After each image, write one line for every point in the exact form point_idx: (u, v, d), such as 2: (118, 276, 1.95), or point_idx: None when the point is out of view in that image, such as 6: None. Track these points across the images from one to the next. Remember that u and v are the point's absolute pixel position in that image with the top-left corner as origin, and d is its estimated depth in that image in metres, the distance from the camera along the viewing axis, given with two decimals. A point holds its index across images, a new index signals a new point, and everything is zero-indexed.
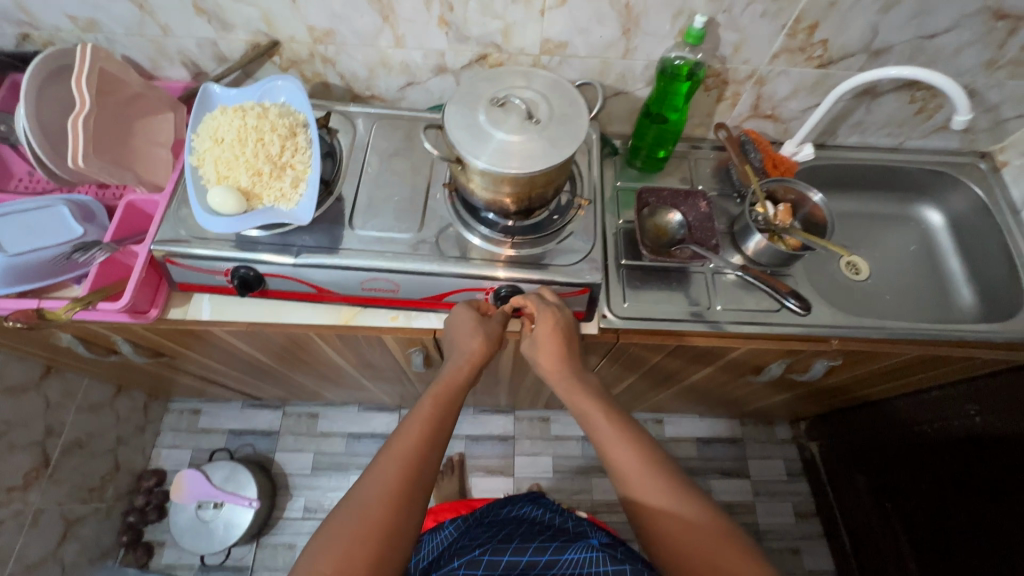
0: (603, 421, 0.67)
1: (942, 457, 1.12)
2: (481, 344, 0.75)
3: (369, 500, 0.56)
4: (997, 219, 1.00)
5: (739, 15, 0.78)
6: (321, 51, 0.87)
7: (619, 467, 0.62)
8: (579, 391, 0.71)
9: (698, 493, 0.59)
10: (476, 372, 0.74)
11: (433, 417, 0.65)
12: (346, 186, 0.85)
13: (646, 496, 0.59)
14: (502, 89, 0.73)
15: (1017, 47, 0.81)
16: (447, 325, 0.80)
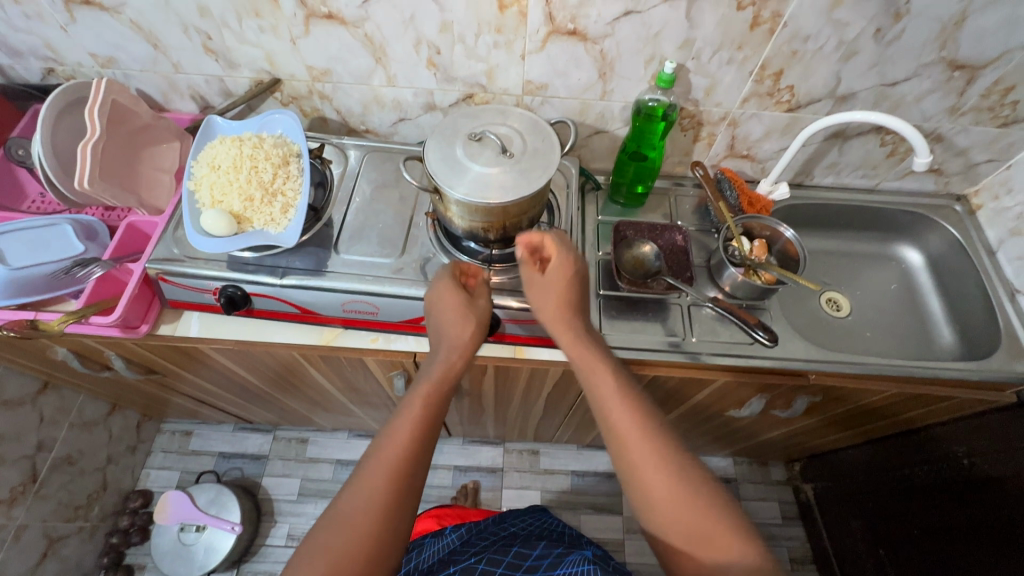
0: (615, 404, 0.60)
1: (936, 501, 1.08)
2: (474, 333, 0.66)
3: (351, 517, 0.52)
4: (974, 259, 1.01)
5: (707, 62, 0.83)
6: (319, 88, 0.93)
7: (628, 457, 0.57)
8: (586, 356, 0.64)
9: (711, 485, 0.55)
10: (469, 361, 0.66)
11: (422, 418, 0.59)
12: (335, 212, 0.90)
13: (655, 489, 0.54)
14: (479, 125, 0.78)
15: (976, 94, 0.85)
16: (429, 298, 0.71)
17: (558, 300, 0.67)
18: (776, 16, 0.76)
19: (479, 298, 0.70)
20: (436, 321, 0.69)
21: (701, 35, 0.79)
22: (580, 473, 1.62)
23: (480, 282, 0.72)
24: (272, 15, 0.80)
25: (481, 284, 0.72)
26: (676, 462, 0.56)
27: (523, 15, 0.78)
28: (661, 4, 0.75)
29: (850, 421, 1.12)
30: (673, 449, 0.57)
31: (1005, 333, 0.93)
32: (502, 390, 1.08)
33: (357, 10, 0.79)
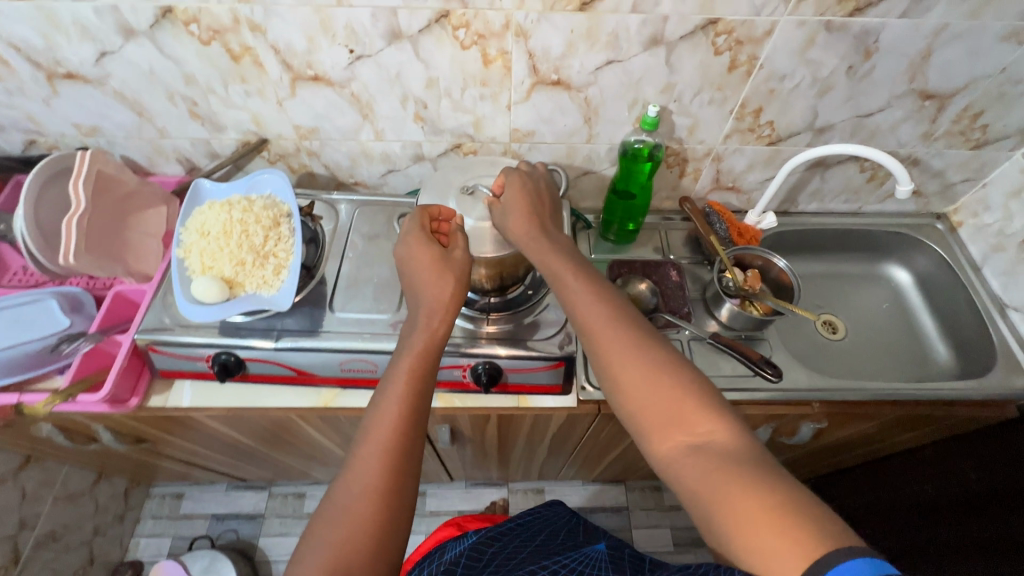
0: (586, 310, 0.62)
1: (963, 521, 0.97)
2: (453, 286, 0.65)
3: (348, 505, 0.53)
4: (961, 276, 1.03)
5: (689, 103, 0.85)
6: (307, 146, 0.93)
7: (602, 350, 0.60)
8: (550, 257, 0.67)
9: (677, 362, 0.58)
10: (454, 317, 0.65)
11: (408, 385, 0.59)
12: (328, 269, 0.89)
13: (628, 376, 0.57)
14: (471, 178, 0.79)
15: (948, 120, 0.89)
16: (400, 256, 0.68)
17: (524, 220, 0.69)
18: (752, 58, 0.78)
19: (454, 248, 0.68)
20: (410, 281, 0.67)
21: (681, 80, 0.81)
22: (588, 510, 1.59)
23: (454, 227, 0.70)
24: (258, 79, 0.81)
25: (455, 233, 0.69)
26: (646, 358, 0.58)
27: (507, 68, 0.79)
28: (642, 52, 0.77)
29: (860, 442, 1.10)
30: (642, 347, 0.59)
31: (1000, 348, 0.95)
32: (506, 436, 1.06)
33: (343, 72, 0.80)
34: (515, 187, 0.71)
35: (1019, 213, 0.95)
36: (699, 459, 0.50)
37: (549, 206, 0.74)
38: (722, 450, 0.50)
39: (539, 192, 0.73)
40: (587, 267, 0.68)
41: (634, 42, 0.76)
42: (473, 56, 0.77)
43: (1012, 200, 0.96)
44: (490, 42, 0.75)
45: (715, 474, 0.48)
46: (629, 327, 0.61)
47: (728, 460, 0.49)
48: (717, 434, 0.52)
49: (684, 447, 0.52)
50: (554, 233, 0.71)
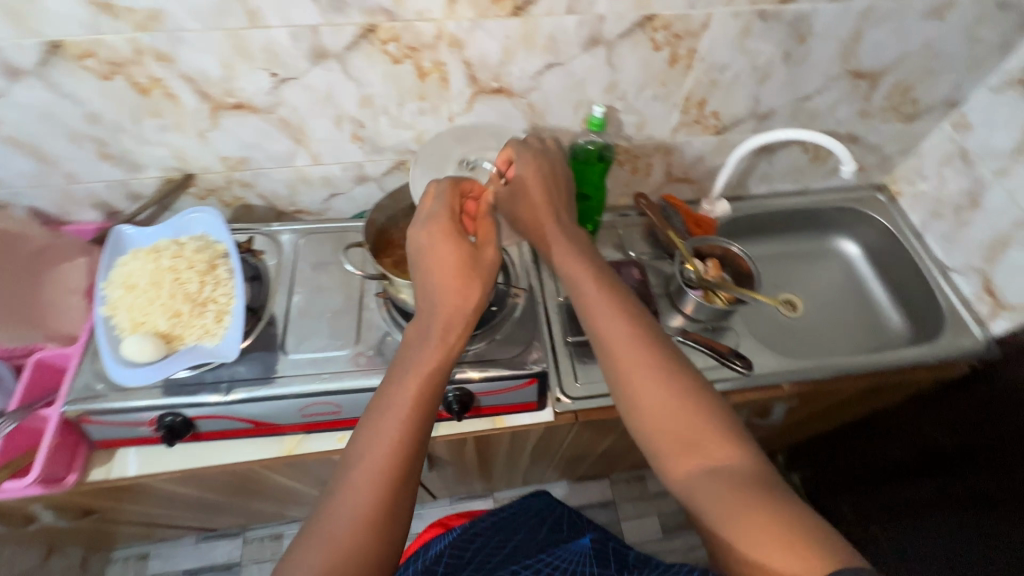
0: (608, 320, 0.60)
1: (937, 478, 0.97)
2: (469, 299, 0.59)
3: (336, 531, 0.48)
4: (905, 244, 1.07)
5: (634, 100, 0.84)
6: (238, 177, 0.87)
7: (619, 357, 0.58)
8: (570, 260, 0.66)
9: (697, 381, 0.56)
10: (466, 334, 0.60)
11: (411, 407, 0.54)
12: (276, 308, 0.83)
13: (646, 389, 0.55)
14: (473, 151, 0.76)
15: (881, 97, 0.91)
16: (419, 248, 0.61)
17: (547, 215, 0.69)
18: (691, 52, 0.78)
19: (482, 248, 0.61)
20: (423, 279, 0.61)
21: (624, 78, 0.80)
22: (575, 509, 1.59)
23: (483, 213, 0.62)
24: (174, 111, 0.74)
25: (485, 226, 0.62)
26: (665, 373, 0.56)
27: (445, 80, 0.75)
28: (582, 53, 0.75)
29: (827, 414, 1.14)
30: (663, 361, 0.57)
31: (947, 310, 0.99)
32: (485, 454, 1.03)
33: (269, 97, 0.74)
34: (532, 176, 0.69)
35: (952, 179, 0.99)
36: (715, 482, 0.49)
37: (566, 203, 0.71)
38: (740, 473, 0.48)
39: (556, 184, 0.70)
40: (609, 276, 0.65)
41: (574, 43, 0.73)
42: (406, 70, 0.73)
43: (945, 167, 1.00)
44: (423, 54, 0.71)
45: (732, 499, 0.47)
46: (649, 340, 0.58)
47: (747, 484, 0.47)
48: (737, 459, 0.50)
49: (699, 469, 0.50)
50: (570, 234, 0.69)
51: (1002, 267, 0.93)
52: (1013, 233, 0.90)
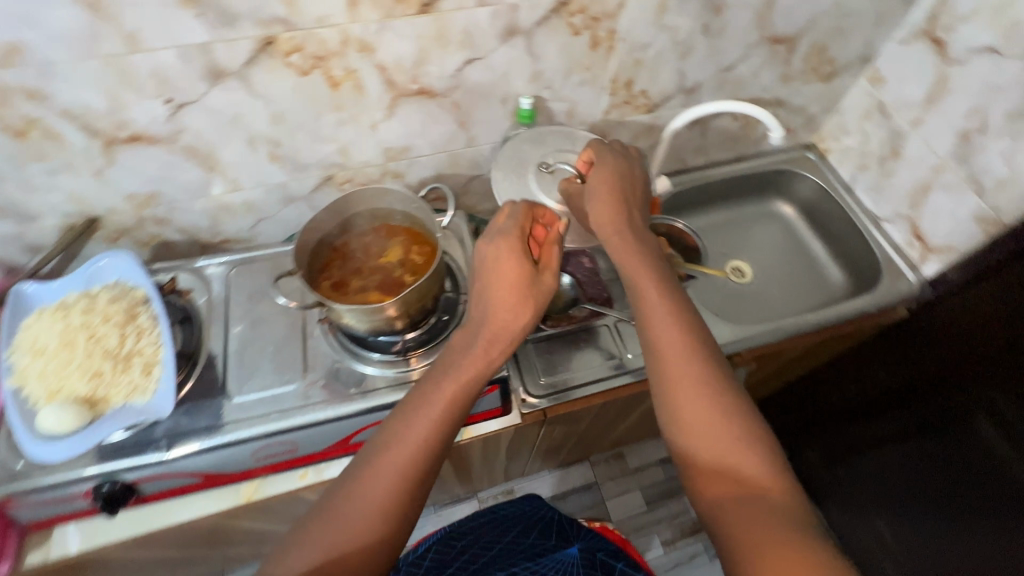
0: (660, 318, 0.59)
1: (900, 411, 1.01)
2: (516, 319, 0.59)
3: (347, 518, 0.49)
4: (837, 198, 1.11)
5: (561, 88, 0.82)
6: (150, 214, 0.80)
7: (662, 356, 0.57)
8: (631, 257, 0.64)
9: (746, 406, 0.53)
10: (508, 353, 0.60)
11: (442, 412, 0.55)
12: (212, 349, 0.77)
13: (682, 393, 0.54)
14: (548, 152, 0.78)
15: (799, 59, 0.92)
16: (481, 256, 0.62)
17: (610, 216, 0.67)
18: (611, 33, 0.76)
19: (544, 271, 0.62)
20: (479, 289, 0.62)
21: (548, 66, 0.77)
22: (560, 496, 1.60)
23: (552, 236, 0.64)
24: (61, 152, 0.67)
25: (551, 245, 0.63)
26: (714, 397, 0.53)
27: (360, 87, 0.71)
28: (500, 46, 0.72)
29: (784, 372, 1.18)
30: (712, 380, 0.54)
31: (882, 259, 1.04)
32: (460, 463, 1.01)
33: (167, 125, 0.67)
34: (602, 178, 0.69)
35: (874, 132, 1.02)
36: (747, 510, 0.47)
37: (640, 205, 0.70)
38: (776, 508, 0.46)
39: (632, 181, 0.70)
40: (673, 281, 0.63)
41: (490, 36, 0.70)
42: (316, 81, 0.68)
43: (866, 121, 1.03)
44: (332, 63, 0.67)
45: (761, 530, 0.45)
46: (704, 359, 0.56)
47: (781, 519, 0.45)
48: (780, 498, 0.47)
49: (732, 495, 0.48)
50: (640, 236, 0.66)
51: (926, 212, 0.96)
52: (932, 178, 0.93)
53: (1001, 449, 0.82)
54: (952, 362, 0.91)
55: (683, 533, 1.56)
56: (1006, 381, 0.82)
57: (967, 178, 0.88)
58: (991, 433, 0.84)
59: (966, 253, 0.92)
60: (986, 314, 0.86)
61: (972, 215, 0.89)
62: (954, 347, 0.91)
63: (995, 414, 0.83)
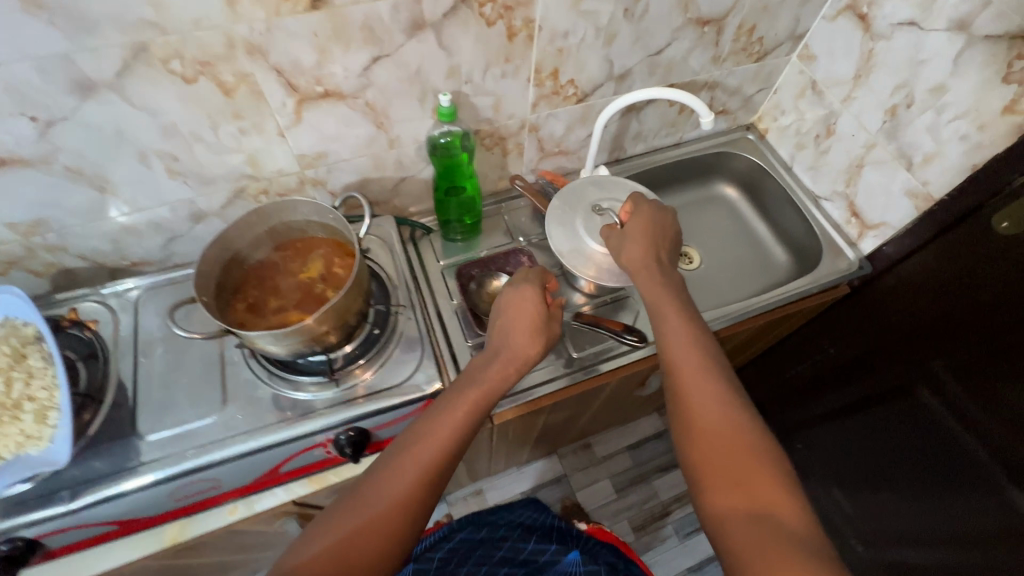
0: (679, 338, 0.68)
1: (850, 382, 1.10)
2: (538, 348, 0.68)
3: (373, 502, 0.54)
4: (776, 178, 1.10)
5: (482, 82, 0.78)
6: (40, 242, 0.72)
7: (676, 369, 0.65)
8: (659, 293, 0.73)
9: (759, 425, 0.58)
10: (521, 376, 0.67)
11: (465, 416, 0.61)
12: (120, 385, 0.71)
13: (699, 405, 0.61)
14: (605, 199, 0.92)
15: (729, 41, 0.90)
16: (505, 297, 0.72)
17: (645, 256, 0.78)
18: (528, 22, 0.72)
19: (553, 314, 0.71)
20: (503, 322, 0.70)
21: (465, 60, 0.73)
22: (530, 492, 1.58)
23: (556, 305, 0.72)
24: None
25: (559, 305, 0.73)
26: (727, 417, 0.59)
27: (257, 93, 0.65)
28: (408, 41, 0.67)
29: (738, 354, 1.19)
30: (723, 399, 0.61)
31: (823, 239, 1.04)
32: None
33: (39, 146, 0.61)
34: (641, 224, 0.81)
35: (808, 110, 1.01)
36: (753, 522, 0.50)
37: (669, 252, 0.80)
38: (781, 525, 0.49)
39: (663, 231, 0.80)
40: (694, 314, 0.72)
41: (395, 31, 0.65)
42: (205, 89, 0.62)
43: (800, 100, 1.02)
44: (219, 68, 0.61)
45: (765, 541, 0.48)
46: (718, 381, 0.63)
47: (785, 536, 0.48)
48: (787, 514, 0.50)
49: (740, 508, 0.52)
50: (665, 274, 0.76)
51: (861, 190, 0.96)
52: (865, 155, 0.93)
53: (941, 416, 0.91)
54: (896, 336, 0.98)
55: (653, 518, 1.57)
56: (947, 356, 0.89)
57: (897, 153, 0.88)
58: (934, 403, 0.92)
59: (899, 229, 0.92)
60: (941, 295, 0.88)
61: (903, 190, 0.89)
62: (898, 322, 0.97)
63: (937, 386, 0.91)
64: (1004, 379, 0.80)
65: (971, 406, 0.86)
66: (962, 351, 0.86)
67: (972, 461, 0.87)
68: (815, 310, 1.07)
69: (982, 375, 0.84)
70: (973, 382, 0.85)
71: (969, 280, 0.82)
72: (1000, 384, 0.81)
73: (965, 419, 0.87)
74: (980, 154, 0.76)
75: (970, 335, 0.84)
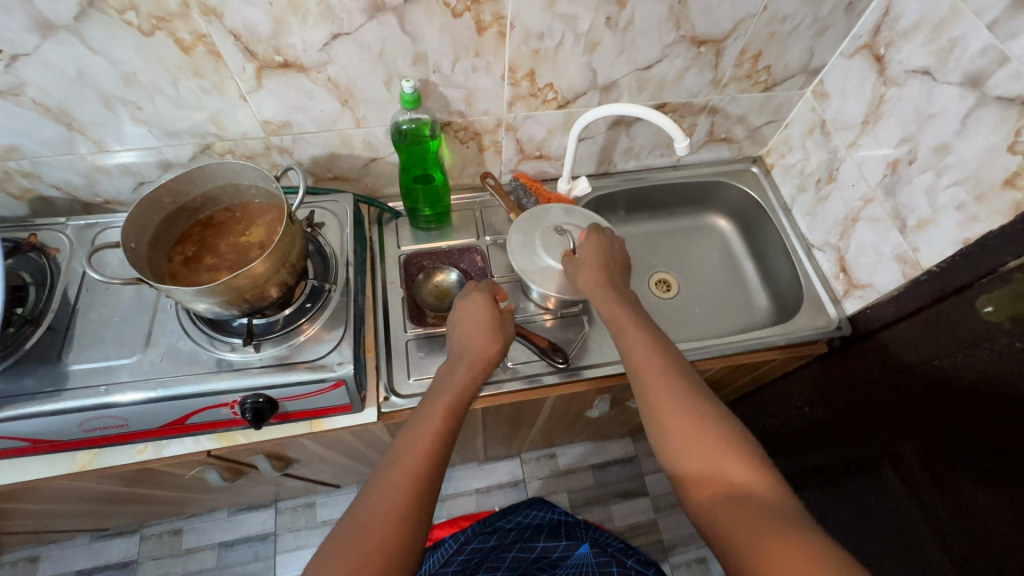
0: (641, 346, 0.66)
1: (822, 445, 1.02)
2: (499, 348, 0.70)
3: (369, 522, 0.53)
4: (772, 217, 1.04)
5: (452, 73, 0.76)
6: (16, 167, 0.76)
7: (645, 378, 0.64)
8: (613, 308, 0.71)
9: (723, 412, 0.60)
10: (487, 377, 0.69)
11: (440, 424, 0.62)
12: (60, 314, 0.76)
13: (672, 409, 0.60)
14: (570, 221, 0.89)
15: (730, 64, 0.85)
16: (456, 312, 0.73)
17: (602, 278, 0.75)
18: (498, 18, 0.70)
19: (507, 314, 0.74)
20: (457, 333, 0.72)
21: (431, 48, 0.72)
22: (484, 491, 1.51)
23: (505, 313, 0.74)
24: None
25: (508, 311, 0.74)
26: (697, 410, 0.59)
27: (215, 54, 0.66)
28: (369, 22, 0.67)
29: None
30: (688, 398, 0.61)
31: (806, 291, 0.96)
32: (345, 453, 0.97)
33: (6, 77, 0.64)
34: (593, 248, 0.79)
35: (814, 151, 0.94)
36: (736, 506, 0.52)
37: (619, 268, 0.78)
38: (762, 501, 0.51)
39: (612, 249, 0.79)
40: (646, 316, 0.71)
41: (354, 10, 0.65)
42: (164, 43, 0.64)
43: (808, 139, 0.95)
44: (175, 25, 0.62)
45: (753, 523, 0.49)
46: (681, 379, 0.63)
47: (767, 512, 0.50)
48: (761, 490, 0.52)
49: (720, 494, 0.53)
50: (621, 291, 0.74)
51: (853, 245, 0.89)
52: (861, 209, 0.86)
53: (907, 503, 0.82)
54: (866, 407, 0.89)
55: None
56: (916, 439, 0.80)
57: (892, 212, 0.80)
58: (898, 487, 0.84)
59: (885, 293, 0.84)
60: (918, 374, 0.79)
61: (893, 253, 0.81)
62: (868, 392, 0.88)
63: (903, 469, 0.83)
64: (975, 480, 0.71)
65: (934, 497, 0.77)
66: (932, 438, 0.77)
67: (934, 566, 0.78)
68: (789, 364, 1.00)
69: (951, 469, 0.74)
70: (938, 474, 0.76)
71: (947, 360, 0.73)
72: (966, 483, 0.72)
73: (926, 509, 0.79)
74: (973, 228, 0.69)
75: (942, 423, 0.75)
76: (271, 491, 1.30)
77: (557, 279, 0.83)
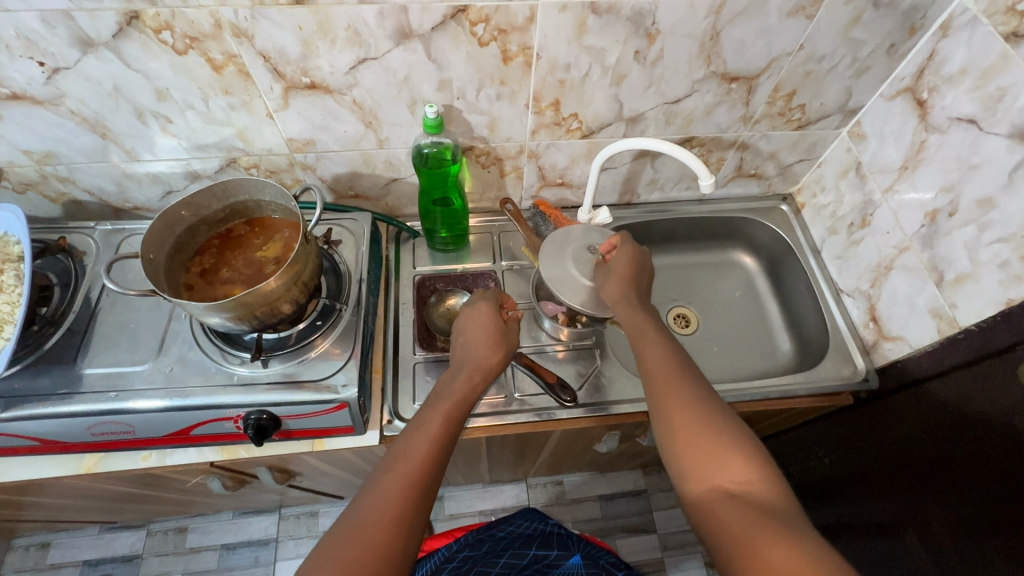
0: (653, 352, 0.64)
1: (846, 493, 0.95)
2: (499, 357, 0.68)
3: (364, 523, 0.52)
4: (800, 257, 1.00)
5: (476, 100, 0.76)
6: (52, 171, 0.79)
7: (656, 382, 0.61)
8: (631, 315, 0.69)
9: (730, 414, 0.57)
10: (488, 384, 0.67)
11: (438, 428, 0.61)
12: (80, 316, 0.78)
13: (679, 413, 0.57)
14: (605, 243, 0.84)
15: (762, 101, 0.83)
16: (461, 319, 0.72)
17: (619, 291, 0.72)
18: (524, 48, 0.69)
19: (512, 323, 0.73)
20: (461, 339, 0.70)
21: (456, 75, 0.72)
22: (488, 512, 1.48)
23: (512, 325, 0.73)
24: None
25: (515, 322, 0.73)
26: (704, 413, 0.56)
27: (245, 73, 0.68)
28: (395, 48, 0.67)
29: None
30: (696, 401, 0.58)
31: (832, 337, 0.92)
32: (349, 470, 0.96)
33: (46, 88, 0.66)
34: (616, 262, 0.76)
35: (847, 193, 0.91)
36: (740, 508, 0.48)
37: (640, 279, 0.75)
38: (766, 505, 0.48)
39: (638, 260, 0.75)
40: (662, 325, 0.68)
41: (381, 36, 0.65)
42: (196, 62, 0.66)
43: (843, 179, 0.92)
44: (208, 45, 0.64)
45: (756, 526, 0.46)
46: (688, 383, 0.60)
47: (769, 514, 0.47)
48: (766, 495, 0.49)
49: (725, 497, 0.50)
50: (639, 300, 0.71)
51: (885, 294, 0.85)
52: (895, 257, 0.82)
53: (937, 560, 0.76)
54: (892, 457, 0.83)
55: None
56: (945, 496, 0.74)
57: (928, 263, 0.76)
58: (926, 540, 0.78)
59: (918, 347, 0.79)
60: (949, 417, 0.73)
61: (927, 306, 0.77)
62: (895, 436, 0.82)
63: (930, 522, 0.77)
64: (1005, 552, 0.65)
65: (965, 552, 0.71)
66: (962, 488, 0.71)
67: None
68: (814, 412, 0.94)
69: (985, 531, 0.68)
70: (969, 527, 0.71)
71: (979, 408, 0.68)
72: (997, 539, 0.66)
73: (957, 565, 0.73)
74: (1016, 289, 0.64)
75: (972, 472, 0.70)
76: (276, 498, 1.30)
77: (581, 292, 0.77)
